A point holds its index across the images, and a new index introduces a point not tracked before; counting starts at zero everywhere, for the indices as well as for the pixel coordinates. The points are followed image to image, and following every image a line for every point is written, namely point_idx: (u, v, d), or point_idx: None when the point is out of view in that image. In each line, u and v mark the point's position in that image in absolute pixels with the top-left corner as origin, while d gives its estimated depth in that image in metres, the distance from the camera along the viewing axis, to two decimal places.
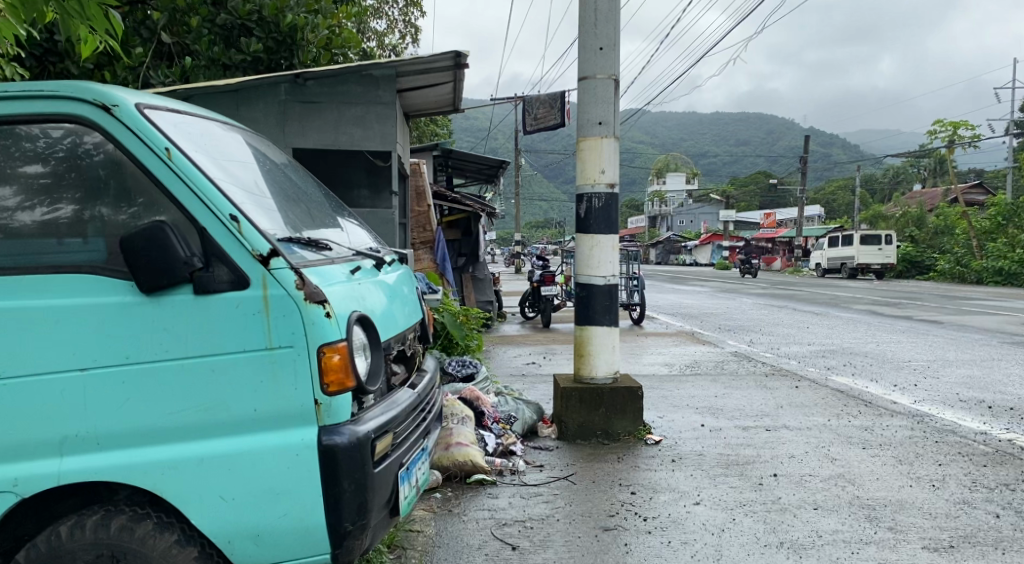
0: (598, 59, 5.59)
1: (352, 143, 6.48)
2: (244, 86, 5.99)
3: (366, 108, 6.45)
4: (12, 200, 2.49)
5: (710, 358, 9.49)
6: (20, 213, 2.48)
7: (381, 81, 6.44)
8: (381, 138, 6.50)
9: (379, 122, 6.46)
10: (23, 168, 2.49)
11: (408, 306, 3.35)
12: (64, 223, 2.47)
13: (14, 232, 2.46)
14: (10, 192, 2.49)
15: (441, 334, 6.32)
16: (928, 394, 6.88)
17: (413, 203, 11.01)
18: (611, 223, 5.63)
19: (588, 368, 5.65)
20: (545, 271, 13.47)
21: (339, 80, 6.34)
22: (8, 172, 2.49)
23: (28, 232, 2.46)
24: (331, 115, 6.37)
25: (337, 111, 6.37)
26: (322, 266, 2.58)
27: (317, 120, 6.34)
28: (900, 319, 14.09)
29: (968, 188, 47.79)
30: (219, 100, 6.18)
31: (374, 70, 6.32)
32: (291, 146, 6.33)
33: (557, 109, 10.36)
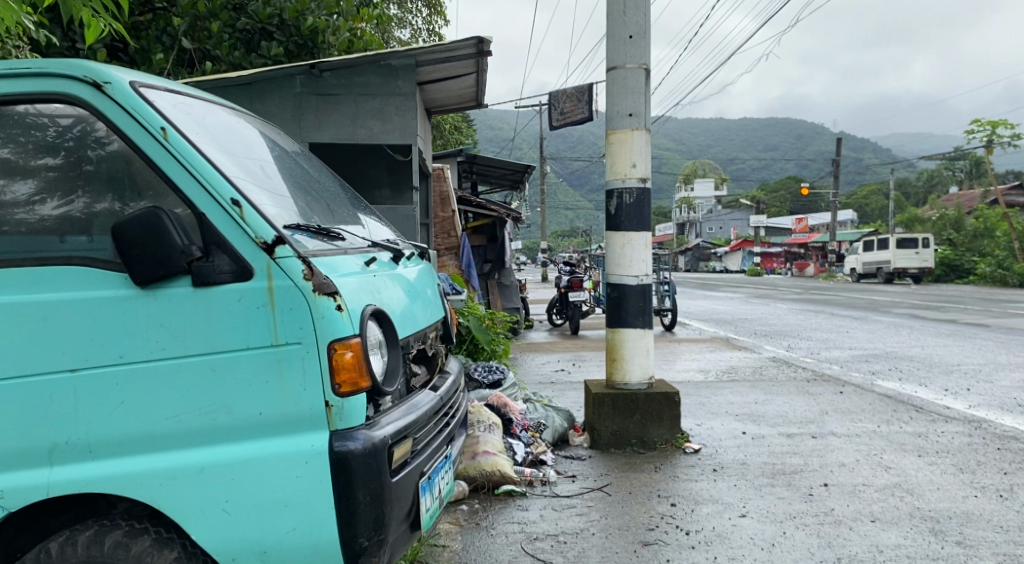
0: (627, 48, 5.36)
1: (371, 137, 6.23)
2: (256, 77, 5.78)
3: (385, 99, 6.17)
4: (25, 190, 2.30)
5: (748, 364, 9.14)
6: (30, 208, 2.29)
7: (400, 71, 6.15)
8: (400, 131, 6.23)
9: (398, 113, 6.19)
10: (34, 160, 2.31)
11: (428, 304, 3.13)
12: (71, 219, 2.27)
13: (23, 226, 2.27)
14: (18, 182, 2.31)
15: (466, 339, 6.09)
16: (984, 399, 6.48)
17: (438, 208, 10.83)
18: (643, 219, 5.37)
19: (621, 373, 5.38)
20: (572, 277, 13.21)
21: (355, 70, 6.09)
22: (20, 164, 2.31)
23: (32, 229, 2.27)
24: (348, 107, 6.13)
25: (354, 103, 6.11)
26: (333, 257, 2.37)
27: (334, 112, 6.11)
28: (944, 322, 13.56)
29: (1008, 190, 46.53)
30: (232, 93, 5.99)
31: (391, 59, 6.05)
32: (308, 140, 6.11)
33: (585, 102, 10.08)
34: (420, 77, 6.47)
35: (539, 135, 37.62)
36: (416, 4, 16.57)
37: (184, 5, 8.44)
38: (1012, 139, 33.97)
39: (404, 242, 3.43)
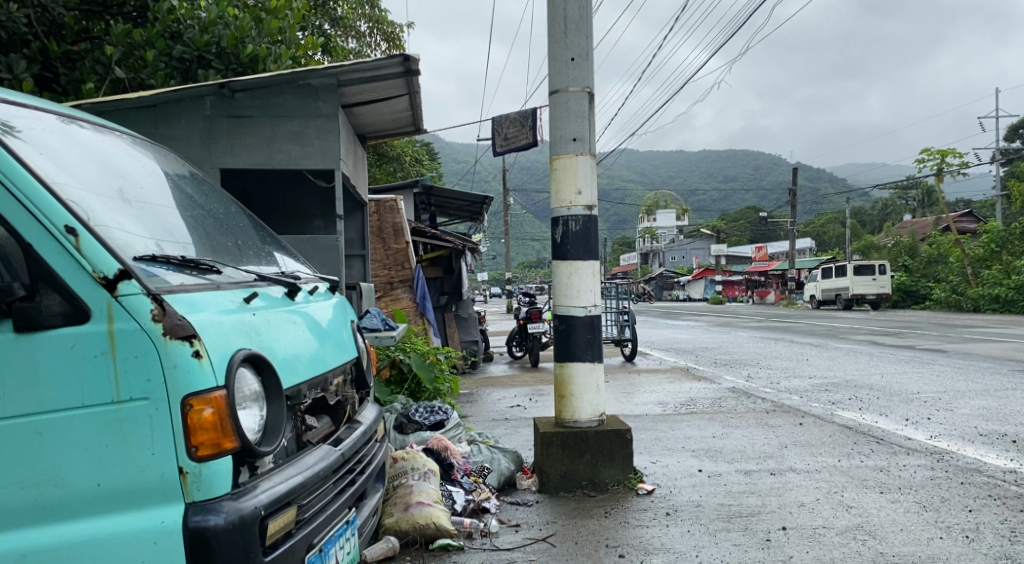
0: (569, 70, 5.14)
1: (289, 162, 5.84)
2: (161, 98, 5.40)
3: (305, 122, 5.82)
4: None
5: (707, 395, 8.89)
6: None
7: (320, 90, 5.81)
8: (321, 155, 5.85)
9: (319, 136, 5.83)
10: None
11: (337, 342, 2.80)
12: None
13: None
14: None
15: (408, 378, 5.74)
16: (946, 429, 6.29)
17: (391, 239, 10.45)
18: (591, 247, 5.13)
19: (571, 410, 5.07)
20: (530, 308, 12.94)
21: (272, 91, 5.75)
22: None
23: None
24: (264, 131, 5.75)
25: (270, 126, 5.75)
26: (197, 294, 2.07)
27: (247, 136, 5.73)
28: (902, 349, 13.53)
29: (959, 217, 47.71)
30: (137, 116, 5.61)
31: (311, 78, 5.72)
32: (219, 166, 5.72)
33: (529, 127, 9.82)
34: (346, 99, 6.15)
35: (500, 166, 37.66)
36: (372, 36, 16.41)
37: (119, 34, 8.08)
38: (961, 167, 34.89)
39: (307, 276, 3.11)
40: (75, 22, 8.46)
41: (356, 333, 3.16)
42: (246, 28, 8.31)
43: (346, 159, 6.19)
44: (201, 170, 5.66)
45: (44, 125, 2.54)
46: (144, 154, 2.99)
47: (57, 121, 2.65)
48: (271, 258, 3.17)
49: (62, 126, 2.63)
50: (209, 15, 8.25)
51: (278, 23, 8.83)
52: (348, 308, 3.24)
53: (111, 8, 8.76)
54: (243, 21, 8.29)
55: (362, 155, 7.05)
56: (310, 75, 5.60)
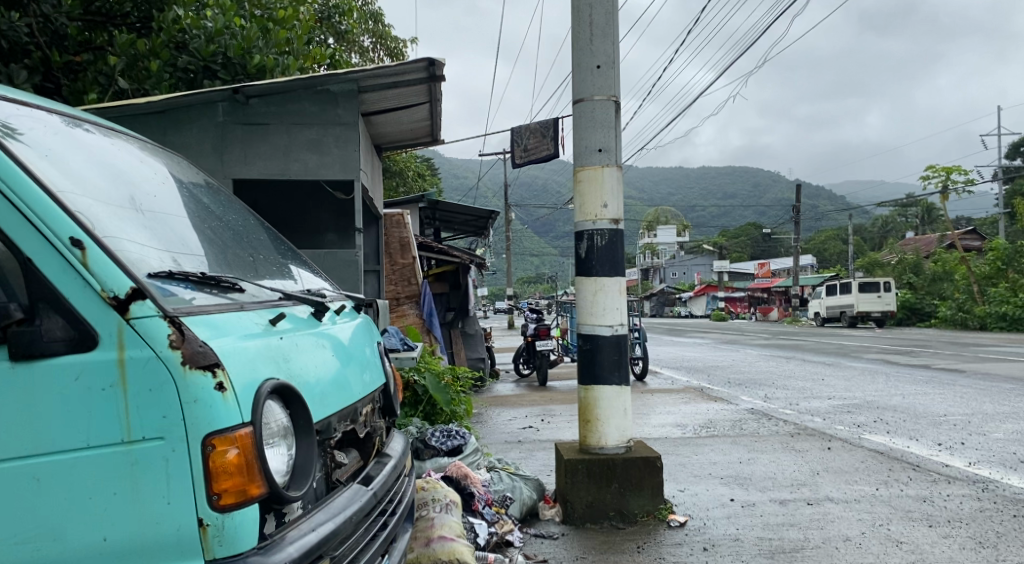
0: (594, 79, 4.93)
1: (306, 172, 5.62)
2: (173, 104, 5.18)
3: (323, 130, 5.59)
4: None
5: (726, 417, 8.62)
6: None
7: (340, 97, 5.58)
8: (341, 164, 5.63)
9: (338, 145, 5.60)
10: None
11: (365, 368, 2.55)
12: None
13: None
14: None
15: (423, 400, 5.47)
16: (983, 455, 6.02)
17: (397, 254, 10.30)
18: (616, 264, 4.88)
19: (595, 436, 4.81)
20: (539, 325, 12.69)
21: (288, 97, 5.52)
22: None
23: None
24: (280, 139, 5.53)
25: (286, 134, 5.52)
26: (220, 315, 1.84)
27: (263, 145, 5.51)
28: (918, 368, 13.26)
29: (962, 234, 47.60)
30: (146, 122, 5.39)
31: (331, 84, 5.49)
32: (232, 176, 5.50)
33: (551, 138, 9.72)
34: (366, 106, 5.91)
35: (503, 182, 37.57)
36: (376, 52, 16.29)
37: (123, 44, 7.89)
38: (966, 185, 34.76)
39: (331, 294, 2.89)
40: (78, 33, 8.26)
41: (382, 357, 2.92)
42: (253, 38, 8.13)
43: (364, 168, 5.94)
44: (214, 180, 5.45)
45: (47, 127, 2.30)
46: (154, 159, 2.76)
47: (61, 122, 2.42)
48: (290, 273, 2.94)
49: (66, 129, 2.39)
50: (215, 24, 8.03)
51: (285, 33, 8.65)
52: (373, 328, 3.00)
53: (115, 18, 8.57)
54: (249, 31, 8.11)
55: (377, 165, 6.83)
56: (330, 80, 5.36)
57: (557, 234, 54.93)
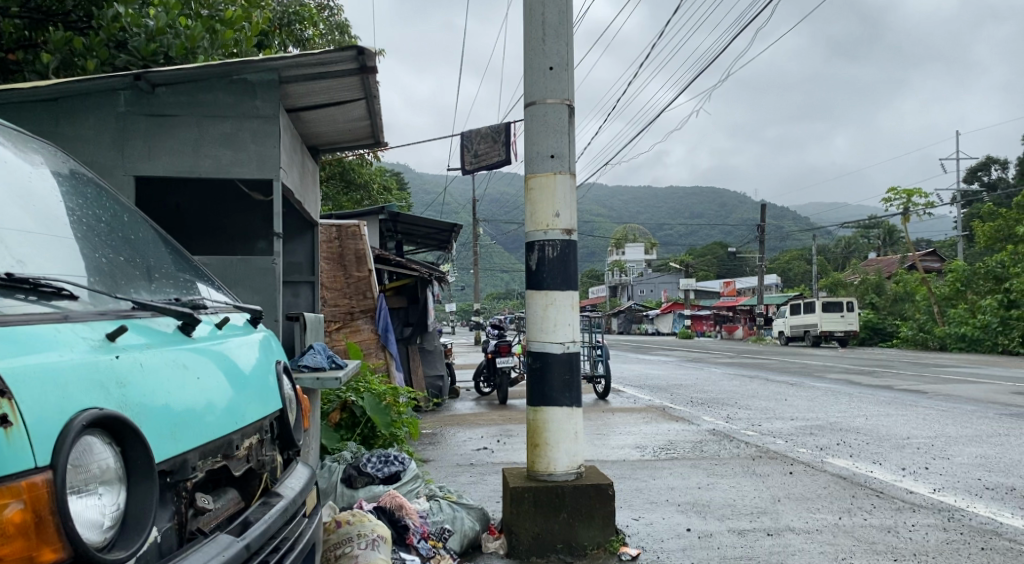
0: (547, 81, 4.64)
1: (218, 170, 5.06)
2: (67, 90, 4.66)
3: (239, 123, 5.07)
4: None
5: (686, 438, 8.34)
6: None
7: (258, 87, 5.10)
8: (257, 162, 5.11)
9: (255, 141, 5.10)
10: None
11: (252, 390, 2.25)
12: None
13: None
14: None
15: (361, 422, 5.12)
16: (948, 481, 5.80)
17: (353, 266, 9.82)
18: (569, 278, 4.58)
19: (544, 461, 4.48)
20: (499, 342, 12.36)
21: (200, 86, 5.02)
22: None
23: None
24: (190, 133, 5.01)
25: (197, 127, 5.00)
26: (22, 329, 1.55)
27: (170, 139, 4.98)
28: (880, 389, 13.14)
29: (922, 256, 48.39)
30: (36, 114, 4.86)
31: (247, 72, 5.02)
32: (133, 173, 4.93)
33: (501, 143, 10.36)
34: (290, 101, 5.48)
35: (471, 197, 37.31)
36: None
37: (57, 41, 7.46)
38: (926, 207, 35.33)
39: (209, 306, 2.51)
40: (13, 30, 7.82)
41: (285, 376, 2.61)
42: (197, 38, 7.74)
43: (290, 168, 5.49)
44: (113, 178, 4.89)
45: None
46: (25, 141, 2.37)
47: None
48: (184, 288, 2.60)
49: None
50: (157, 22, 7.57)
51: (234, 35, 8.25)
52: (276, 344, 2.70)
53: (55, 15, 8.08)
54: (194, 31, 7.71)
55: (312, 168, 6.43)
56: (246, 67, 4.89)
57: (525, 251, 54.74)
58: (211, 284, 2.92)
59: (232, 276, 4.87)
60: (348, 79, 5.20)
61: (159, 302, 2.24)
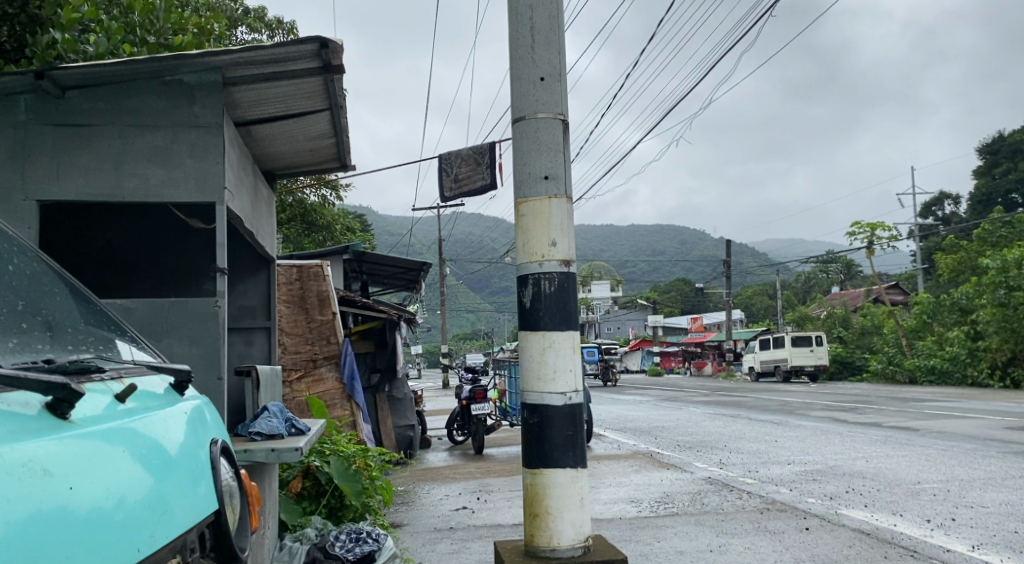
0: (537, 93, 4.07)
1: (145, 193, 3.99)
2: None
3: (173, 134, 4.03)
4: None
5: (683, 490, 7.69)
6: None
7: (197, 90, 4.07)
8: (196, 181, 4.04)
9: (194, 155, 4.03)
10: None
11: (168, 491, 1.58)
12: None
13: None
14: None
15: (327, 491, 4.40)
16: (983, 535, 5.22)
17: (314, 310, 9.06)
18: (569, 316, 3.93)
19: (546, 533, 3.81)
20: (473, 387, 11.65)
21: (124, 88, 4.00)
22: None
23: None
24: (109, 147, 3.96)
25: (118, 139, 3.96)
26: None
27: (87, 152, 3.93)
28: (869, 427, 12.63)
29: (884, 289, 48.91)
30: None
31: (183, 71, 4.01)
32: (36, 198, 3.87)
33: (484, 167, 10.03)
34: (238, 111, 4.48)
35: (438, 237, 36.83)
36: None
37: None
38: (890, 240, 35.70)
39: (108, 368, 1.85)
40: None
41: (223, 458, 1.93)
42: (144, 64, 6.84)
43: (240, 190, 4.49)
44: (9, 203, 3.83)
45: None
46: None
47: None
48: (80, 351, 1.89)
49: None
50: (96, 49, 6.67)
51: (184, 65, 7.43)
52: (209, 418, 2.03)
53: None
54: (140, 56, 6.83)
55: (265, 193, 5.45)
56: (183, 65, 3.88)
57: (492, 291, 54.30)
58: (122, 342, 2.20)
59: (159, 325, 3.80)
60: (306, 82, 4.32)
61: (26, 365, 1.53)
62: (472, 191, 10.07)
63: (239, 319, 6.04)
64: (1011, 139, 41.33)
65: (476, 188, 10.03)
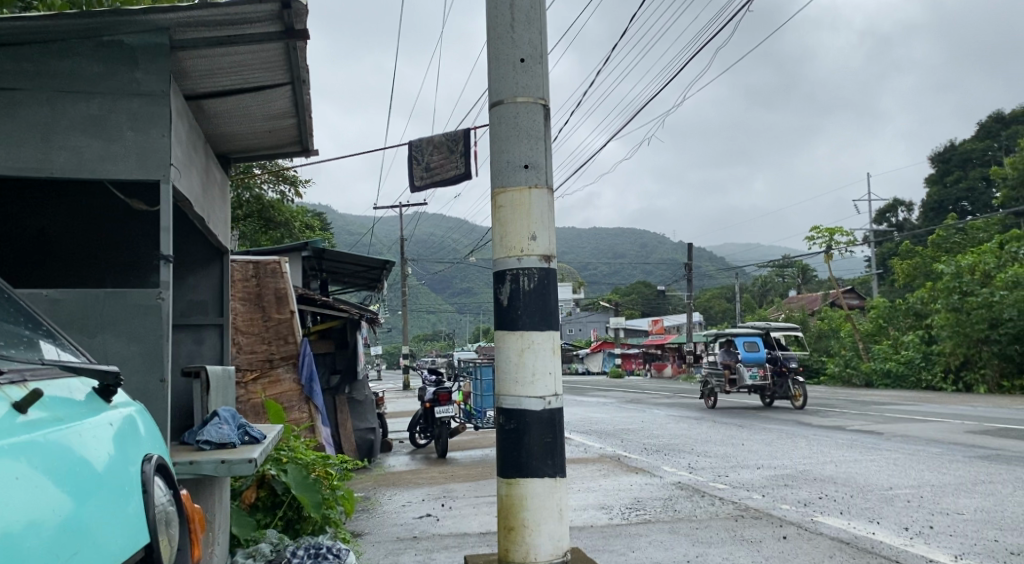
0: (516, 76, 3.81)
1: (77, 168, 3.56)
2: None
3: (112, 101, 3.62)
4: None
5: (653, 495, 7.48)
6: None
7: (139, 55, 3.68)
8: (138, 156, 3.64)
9: (137, 128, 3.64)
10: None
11: (91, 513, 1.32)
12: None
13: None
14: None
15: (284, 502, 4.08)
16: (964, 544, 5.11)
17: (272, 308, 8.67)
18: (548, 315, 3.67)
19: (522, 548, 3.54)
20: (437, 389, 11.32)
21: (54, 49, 3.59)
22: None
23: None
24: (35, 115, 3.53)
25: (47, 106, 3.54)
26: None
27: (8, 120, 3.49)
28: (833, 431, 12.63)
29: (840, 294, 49.83)
30: None
31: (123, 31, 3.62)
32: None
33: (457, 155, 9.52)
34: (188, 82, 4.12)
35: (399, 237, 36.42)
36: None
37: None
38: (847, 245, 36.31)
39: (13, 368, 1.54)
40: None
41: (157, 477, 1.63)
42: None
43: (188, 169, 4.11)
44: None
45: None
46: None
47: None
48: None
49: None
50: None
51: None
52: (141, 430, 1.72)
53: None
54: None
55: (218, 177, 5.06)
56: (122, 23, 3.54)
57: (453, 292, 53.98)
58: (46, 340, 1.91)
59: (91, 318, 3.35)
60: (263, 51, 3.99)
61: None
62: (445, 179, 9.53)
63: (187, 314, 5.59)
64: (962, 148, 42.40)
65: (450, 178, 9.49)
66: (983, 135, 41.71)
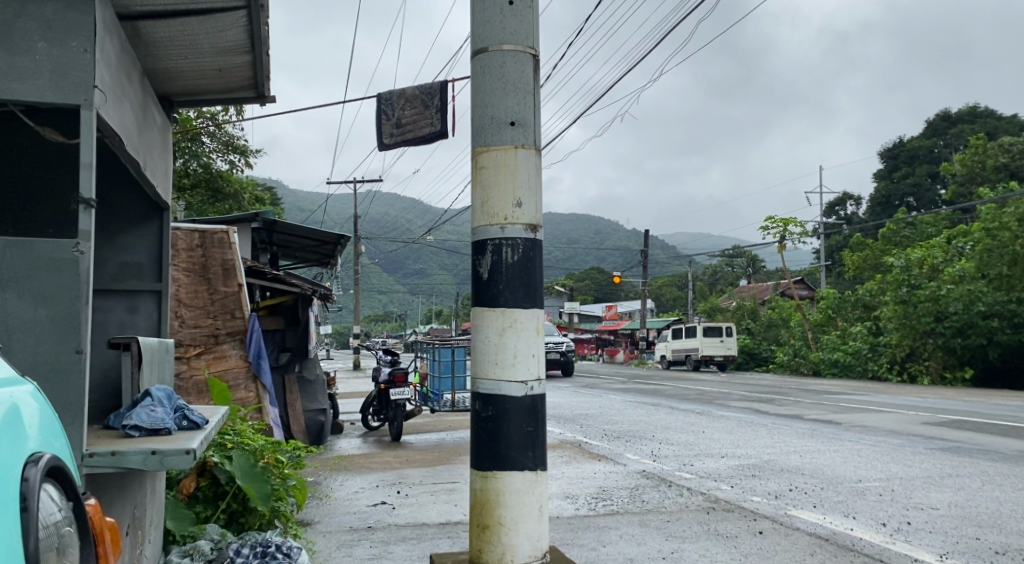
0: (503, 19, 3.39)
1: None
2: None
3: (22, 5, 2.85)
4: None
5: (619, 485, 7.19)
6: None
7: None
8: (52, 74, 2.86)
9: (51, 38, 2.86)
10: None
11: None
12: None
13: None
14: None
15: (228, 492, 3.66)
16: (946, 541, 4.94)
17: (217, 281, 8.09)
18: (533, 292, 3.29)
19: (497, 549, 3.17)
20: (392, 370, 10.86)
21: None
22: None
23: None
24: None
25: None
26: None
27: None
28: (790, 419, 12.57)
29: (790, 284, 50.60)
30: None
31: None
32: None
33: (432, 110, 9.03)
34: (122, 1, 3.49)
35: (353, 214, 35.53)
36: None
37: None
38: (799, 236, 36.78)
39: None
40: None
41: (47, 485, 1.20)
42: None
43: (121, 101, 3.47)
44: None
45: None
46: None
47: None
48: None
49: None
50: None
51: None
52: (28, 422, 1.28)
53: None
54: None
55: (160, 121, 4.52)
56: None
57: (407, 271, 53.19)
58: None
59: None
60: None
61: None
62: (419, 137, 9.07)
63: (121, 279, 4.99)
64: (911, 144, 43.36)
65: (425, 135, 9.03)
66: (931, 132, 42.72)
